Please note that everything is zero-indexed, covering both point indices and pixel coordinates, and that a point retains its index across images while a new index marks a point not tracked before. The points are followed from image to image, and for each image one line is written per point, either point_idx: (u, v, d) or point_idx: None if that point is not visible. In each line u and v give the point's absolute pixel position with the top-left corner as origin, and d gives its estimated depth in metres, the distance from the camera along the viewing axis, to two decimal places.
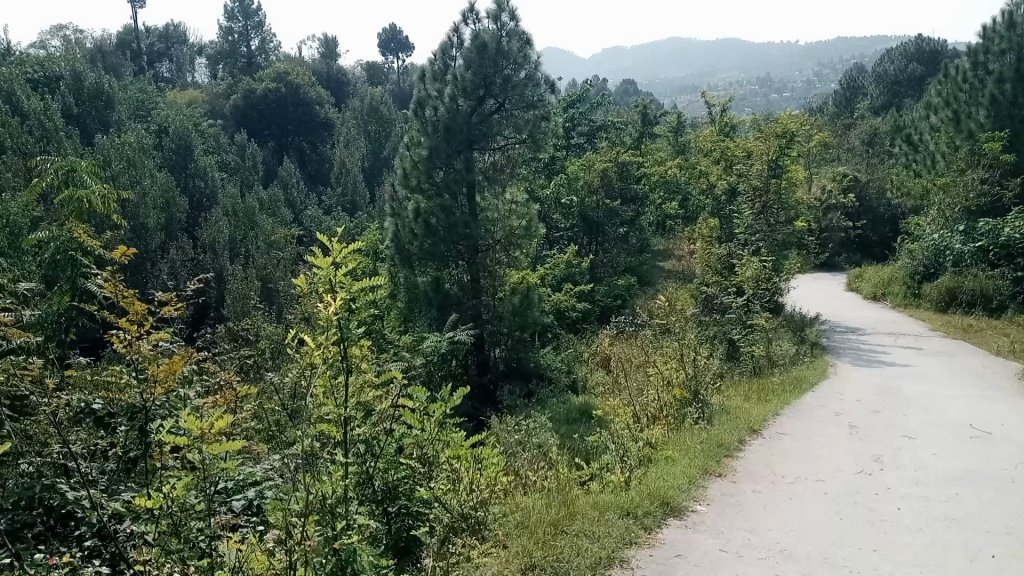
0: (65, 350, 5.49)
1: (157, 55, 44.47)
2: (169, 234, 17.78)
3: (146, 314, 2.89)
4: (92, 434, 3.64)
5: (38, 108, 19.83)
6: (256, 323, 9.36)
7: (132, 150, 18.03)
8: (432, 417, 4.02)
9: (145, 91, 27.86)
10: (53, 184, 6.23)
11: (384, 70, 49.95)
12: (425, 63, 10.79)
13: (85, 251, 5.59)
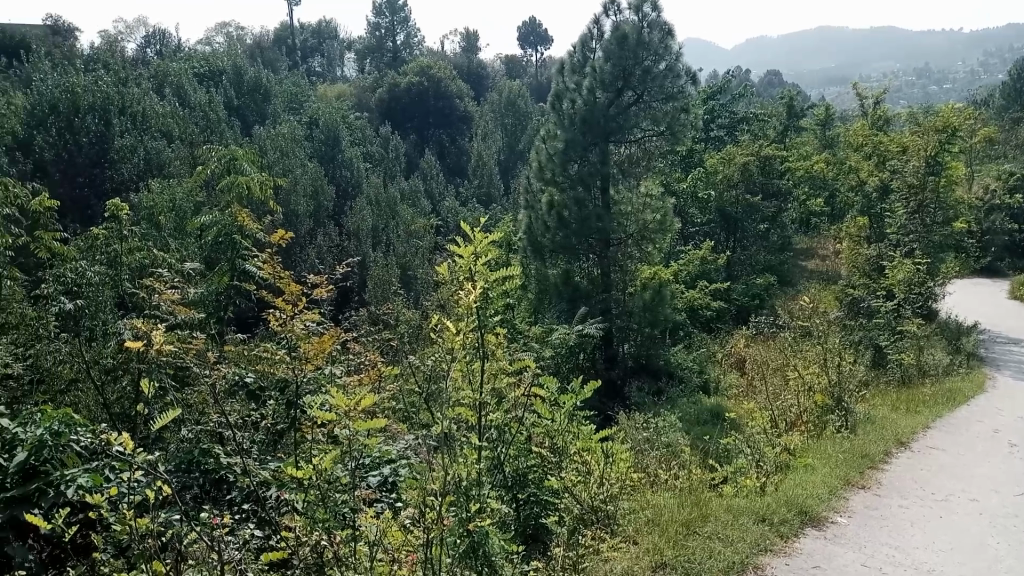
0: (223, 326, 5.90)
1: (310, 50, 46.78)
2: (317, 221, 18.71)
3: (299, 295, 3.08)
4: (245, 405, 3.89)
5: (203, 101, 21.29)
6: (393, 308, 9.73)
7: (285, 141, 19.08)
8: (563, 408, 4.04)
9: (299, 84, 29.36)
10: (217, 171, 6.69)
11: (523, 63, 50.38)
12: (564, 56, 10.79)
13: (243, 234, 6.00)
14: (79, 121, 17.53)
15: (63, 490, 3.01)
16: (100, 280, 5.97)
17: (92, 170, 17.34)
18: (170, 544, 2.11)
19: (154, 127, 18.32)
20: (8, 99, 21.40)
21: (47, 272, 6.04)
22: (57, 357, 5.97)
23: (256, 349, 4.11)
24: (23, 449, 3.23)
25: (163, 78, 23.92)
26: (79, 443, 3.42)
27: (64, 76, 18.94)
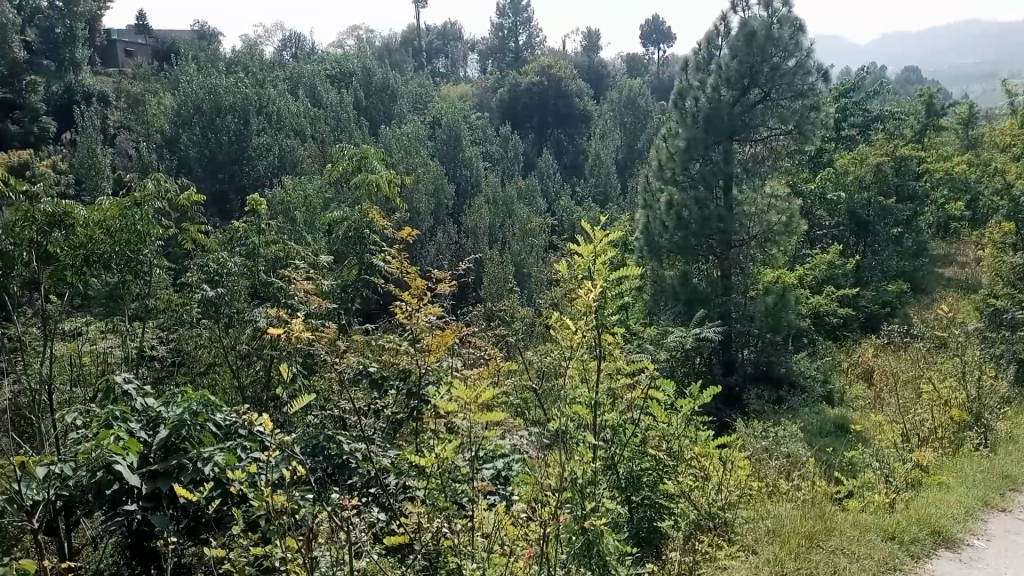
0: (350, 318, 6.15)
1: (434, 51, 47.91)
2: (437, 218, 19.16)
3: (424, 289, 3.17)
4: (369, 394, 4.05)
5: (333, 101, 22.18)
6: (509, 305, 9.87)
7: (408, 140, 19.64)
8: (680, 413, 3.98)
9: (424, 84, 30.12)
10: (349, 169, 6.99)
11: (644, 61, 49.69)
12: (689, 53, 10.69)
13: (371, 230, 6.25)
14: (220, 120, 18.64)
15: (200, 467, 3.22)
16: (238, 269, 6.36)
17: (230, 166, 18.36)
18: (299, 524, 2.22)
19: (287, 126, 19.24)
20: (159, 100, 23.01)
21: (192, 262, 6.48)
22: (198, 342, 6.40)
23: (379, 341, 4.27)
24: (165, 426, 3.47)
25: (297, 78, 25.08)
26: (215, 423, 3.64)
27: (209, 79, 20.18)
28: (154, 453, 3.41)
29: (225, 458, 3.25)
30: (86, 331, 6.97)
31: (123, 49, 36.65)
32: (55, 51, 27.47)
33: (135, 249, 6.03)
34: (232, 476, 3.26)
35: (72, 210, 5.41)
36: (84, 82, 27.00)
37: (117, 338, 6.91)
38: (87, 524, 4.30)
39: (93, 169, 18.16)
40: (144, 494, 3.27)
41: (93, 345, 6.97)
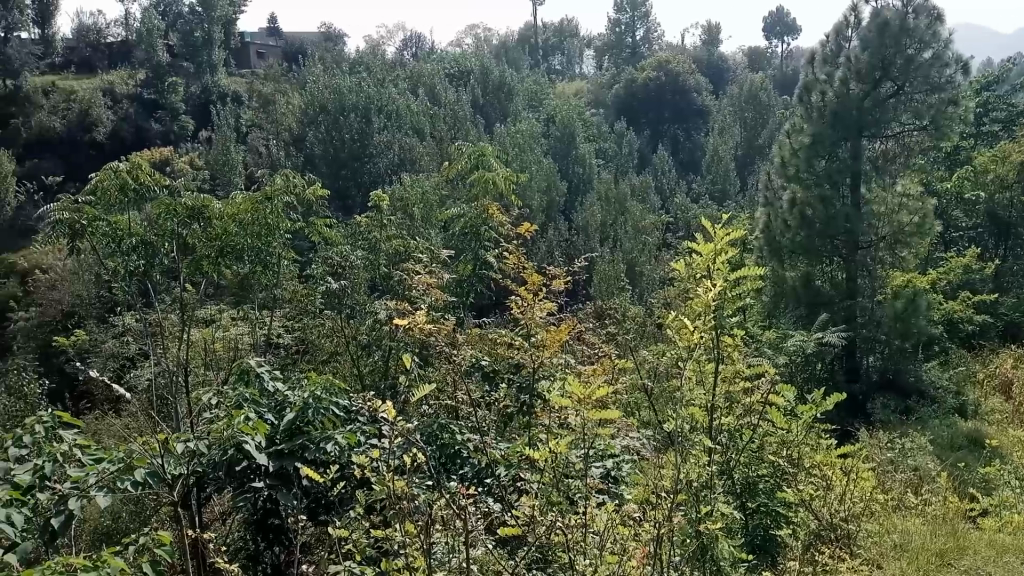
0: (465, 312, 6.27)
1: (551, 49, 47.98)
2: (549, 215, 19.17)
3: (541, 284, 3.18)
4: (481, 388, 4.11)
5: (452, 100, 22.62)
6: (622, 305, 9.77)
7: (523, 138, 19.74)
8: (800, 419, 3.80)
9: (540, 81, 30.11)
10: (466, 166, 7.09)
11: (767, 55, 48.09)
12: (816, 45, 10.29)
13: (487, 227, 6.29)
14: (343, 119, 19.20)
15: (322, 448, 3.36)
16: (360, 263, 6.60)
17: (352, 163, 18.72)
18: (414, 510, 2.28)
19: (407, 124, 19.73)
20: (288, 101, 24.10)
21: (318, 255, 6.76)
22: (321, 331, 6.66)
23: (495, 336, 4.34)
24: (292, 409, 3.66)
25: (417, 78, 25.67)
26: (336, 408, 3.80)
27: (335, 79, 20.98)
28: (280, 434, 3.59)
29: (344, 441, 3.38)
30: (221, 318, 7.40)
31: (256, 51, 38.56)
32: (195, 55, 29.21)
33: (265, 242, 6.36)
34: (351, 460, 3.39)
35: (208, 203, 6.00)
36: (221, 83, 28.58)
37: (248, 326, 7.27)
38: (220, 499, 4.56)
39: (227, 165, 19.23)
40: (270, 472, 3.44)
41: (227, 332, 7.38)
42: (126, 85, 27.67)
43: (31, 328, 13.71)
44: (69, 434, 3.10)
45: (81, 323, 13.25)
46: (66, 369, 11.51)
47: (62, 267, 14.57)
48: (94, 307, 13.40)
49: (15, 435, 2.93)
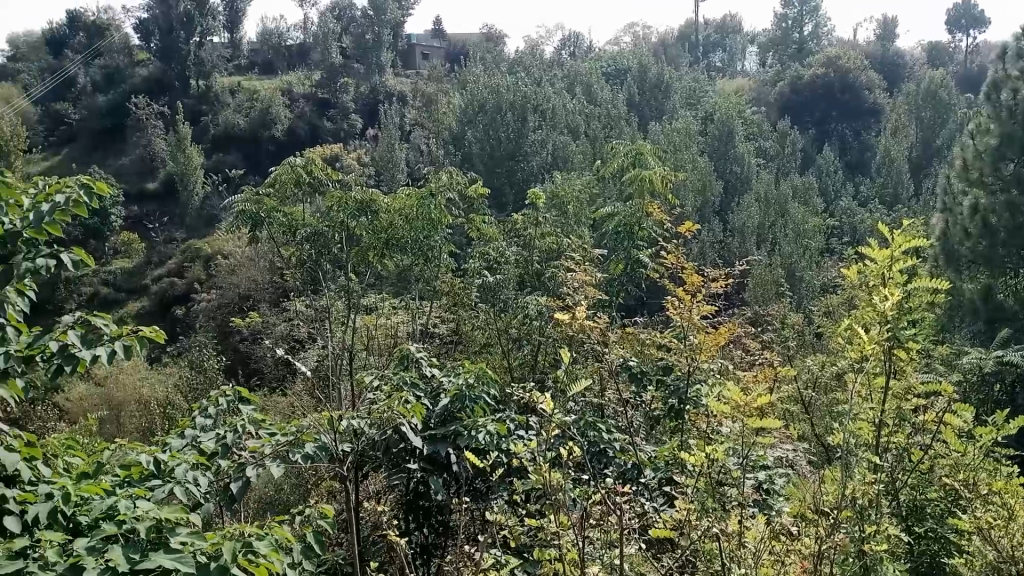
0: (616, 311, 6.28)
1: (712, 45, 46.88)
2: (703, 216, 18.74)
3: (701, 285, 3.11)
4: (631, 387, 4.07)
5: (608, 99, 22.61)
6: (778, 311, 9.42)
7: (680, 137, 19.49)
8: (979, 442, 3.50)
9: (699, 79, 29.42)
10: (625, 164, 7.01)
11: (950, 50, 44.71)
12: (1008, 40, 9.75)
13: (644, 226, 6.25)
14: (501, 118, 19.64)
15: (473, 437, 3.45)
16: (515, 258, 6.73)
17: (507, 162, 18.97)
18: (566, 504, 2.30)
19: (563, 123, 19.79)
20: (450, 100, 24.94)
21: (475, 250, 6.93)
22: (473, 323, 6.84)
23: (650, 337, 4.29)
24: (447, 395, 3.80)
25: (575, 76, 25.80)
26: (489, 397, 3.90)
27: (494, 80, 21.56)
28: (434, 419, 3.74)
29: (496, 431, 3.46)
30: (382, 306, 7.77)
31: (421, 53, 40.16)
32: (366, 56, 30.77)
33: (426, 234, 6.54)
34: (503, 450, 3.45)
35: (376, 197, 6.36)
36: (388, 84, 29.99)
37: (407, 315, 7.60)
38: (376, 478, 4.78)
39: (390, 162, 20.17)
40: (425, 455, 3.58)
41: (386, 320, 7.73)
42: (303, 85, 29.56)
43: (212, 308, 14.97)
44: (247, 407, 3.36)
45: (257, 306, 14.35)
46: (244, 348, 12.50)
47: (241, 253, 15.78)
48: (268, 292, 14.48)
49: (199, 406, 3.36)
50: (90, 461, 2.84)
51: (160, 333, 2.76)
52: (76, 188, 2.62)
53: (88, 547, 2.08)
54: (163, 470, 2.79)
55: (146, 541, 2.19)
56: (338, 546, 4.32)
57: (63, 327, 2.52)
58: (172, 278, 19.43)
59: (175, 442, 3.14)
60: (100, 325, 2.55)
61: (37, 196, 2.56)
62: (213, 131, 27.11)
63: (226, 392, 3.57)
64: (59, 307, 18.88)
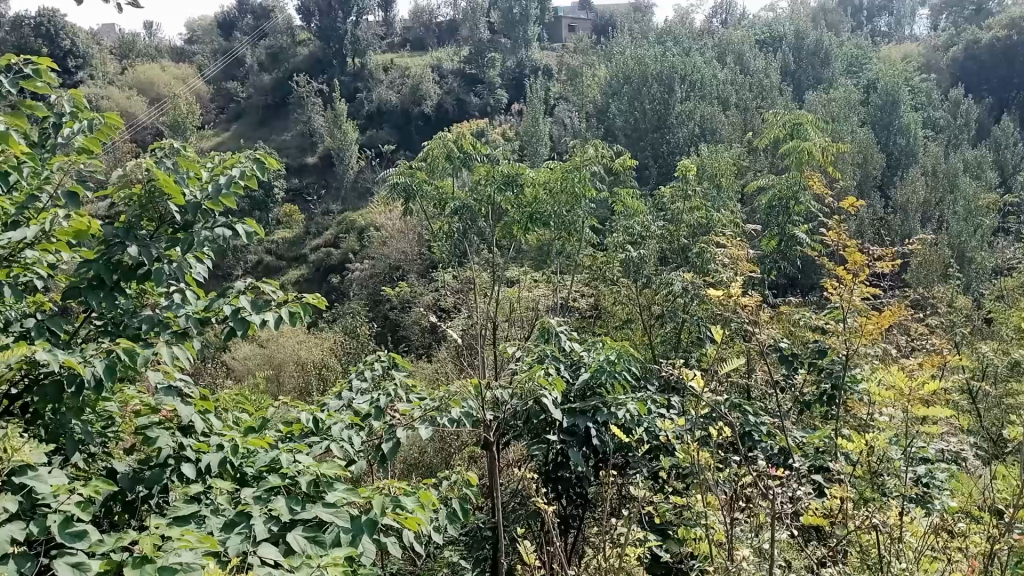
0: (767, 289, 6.10)
1: (877, 8, 43.83)
2: (861, 192, 17.66)
3: (863, 266, 2.93)
4: (779, 369, 3.93)
5: (761, 67, 21.65)
6: (945, 295, 8.78)
7: (838, 108, 18.50)
8: None
9: (861, 45, 27.61)
10: (781, 135, 6.67)
11: None
12: None
13: (800, 201, 6.02)
14: (647, 90, 19.27)
15: (614, 413, 3.44)
16: (659, 233, 6.66)
17: (652, 134, 18.37)
18: (712, 484, 2.26)
19: (712, 94, 18.96)
20: (595, 72, 24.74)
21: (618, 225, 6.89)
22: (615, 298, 6.88)
23: (803, 320, 4.14)
24: (588, 370, 3.81)
25: (726, 45, 24.95)
26: (630, 374, 3.88)
27: (642, 51, 21.10)
28: (574, 394, 3.77)
29: (636, 408, 3.44)
30: (524, 279, 7.87)
31: (567, 25, 40.07)
32: (513, 30, 31.09)
33: (570, 208, 6.60)
34: (646, 428, 3.43)
35: (523, 170, 6.46)
36: (534, 57, 30.16)
37: (549, 289, 7.66)
38: (516, 446, 4.87)
39: (534, 136, 20.31)
40: (565, 428, 3.62)
41: (528, 293, 7.83)
42: (453, 61, 30.22)
43: (365, 277, 15.65)
44: (398, 374, 3.51)
45: (405, 276, 14.89)
46: (393, 316, 13.02)
47: (392, 225, 16.43)
48: (416, 263, 15.00)
49: (354, 371, 3.54)
50: (256, 416, 3.07)
51: (322, 299, 2.92)
52: (248, 161, 2.81)
53: (255, 496, 2.26)
54: (320, 428, 2.96)
55: (308, 494, 2.35)
56: (478, 511, 4.44)
57: (236, 292, 2.73)
58: (328, 248, 20.46)
59: (332, 403, 3.32)
60: (268, 292, 2.74)
61: (214, 169, 2.77)
62: (367, 108, 28.20)
63: (378, 358, 3.73)
64: (228, 274, 20.31)
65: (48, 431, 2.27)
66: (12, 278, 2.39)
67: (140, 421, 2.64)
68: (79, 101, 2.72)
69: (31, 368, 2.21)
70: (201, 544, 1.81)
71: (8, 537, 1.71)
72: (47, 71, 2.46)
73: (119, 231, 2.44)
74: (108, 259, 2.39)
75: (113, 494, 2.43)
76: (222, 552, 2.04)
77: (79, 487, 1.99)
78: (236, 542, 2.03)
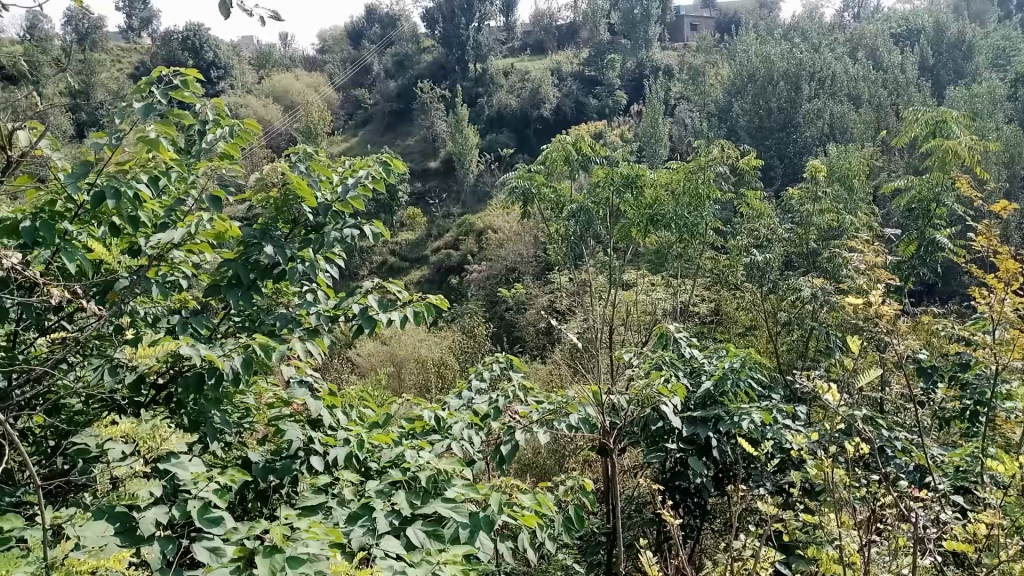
0: (904, 296, 5.80)
1: None
2: (1009, 193, 16.40)
3: (1017, 276, 2.69)
4: (916, 383, 3.70)
5: (896, 63, 20.55)
6: None
7: (983, 104, 17.29)
8: None
9: (1010, 35, 25.76)
10: (923, 134, 6.28)
11: None
12: None
13: (943, 203, 5.65)
14: (773, 87, 18.63)
15: (737, 422, 3.34)
16: (786, 237, 6.42)
17: (778, 134, 17.64)
18: (847, 502, 2.15)
19: (844, 92, 18.05)
20: (718, 71, 24.19)
21: (741, 227, 6.69)
22: (739, 304, 6.79)
23: (943, 331, 3.90)
24: (710, 377, 3.71)
25: (858, 40, 23.84)
26: (754, 382, 3.76)
27: (768, 48, 20.33)
28: (695, 401, 3.68)
29: (761, 418, 3.32)
30: (641, 282, 7.77)
31: (690, 23, 39.41)
32: (633, 31, 30.85)
33: (694, 211, 6.52)
34: (772, 439, 3.31)
35: (643, 173, 6.24)
36: (654, 57, 29.81)
37: (668, 293, 7.53)
38: (632, 452, 4.81)
39: (654, 136, 20.03)
40: (686, 437, 3.54)
41: (646, 296, 7.72)
42: (572, 64, 30.26)
43: (483, 279, 15.87)
44: (517, 376, 3.52)
45: (521, 278, 14.99)
46: (509, 317, 13.14)
47: (510, 227, 16.59)
48: (532, 264, 15.10)
49: (474, 371, 3.59)
50: (379, 411, 3.15)
51: (444, 300, 2.97)
52: (377, 165, 2.90)
53: (378, 490, 2.32)
54: (441, 427, 3.01)
55: (428, 491, 2.38)
56: (594, 516, 4.41)
57: (363, 291, 2.81)
58: (448, 249, 20.84)
59: (452, 402, 3.38)
60: (393, 293, 2.80)
61: (345, 173, 2.87)
62: (487, 112, 28.62)
63: (496, 360, 3.76)
64: (354, 274, 21.06)
65: (189, 420, 2.40)
66: (160, 276, 2.54)
67: (274, 414, 2.77)
68: (221, 108, 2.86)
69: (176, 361, 2.34)
70: (328, 536, 1.87)
71: (153, 520, 1.81)
72: (195, 81, 2.61)
73: (256, 232, 2.57)
74: (247, 260, 2.52)
75: (247, 482, 2.55)
76: (346, 544, 2.10)
77: (217, 476, 2.09)
78: (360, 535, 2.09)
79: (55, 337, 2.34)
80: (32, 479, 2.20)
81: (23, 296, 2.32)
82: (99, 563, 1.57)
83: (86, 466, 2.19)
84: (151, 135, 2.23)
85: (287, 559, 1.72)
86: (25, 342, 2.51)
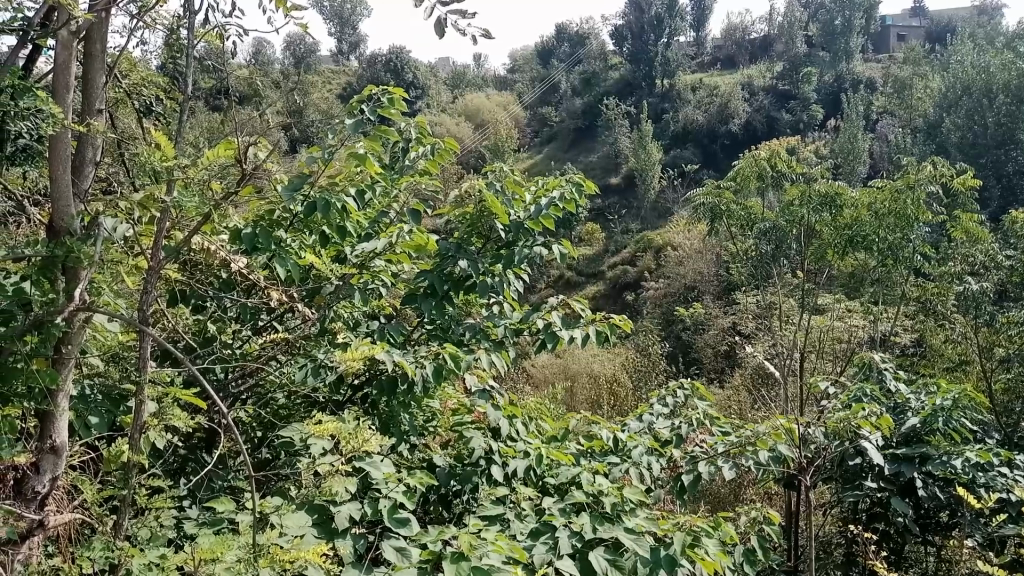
0: None
1: None
2: None
3: None
4: None
5: None
6: None
7: None
8: None
9: None
10: None
11: None
12: None
13: None
14: (989, 101, 16.97)
15: (947, 462, 3.07)
16: (1006, 265, 5.81)
17: (995, 150, 16.09)
18: None
19: None
20: (928, 84, 22.50)
21: (952, 253, 6.09)
22: (946, 337, 6.15)
23: None
24: (916, 415, 3.41)
25: None
26: (969, 423, 3.39)
27: (986, 57, 18.52)
28: (897, 440, 3.40)
29: (978, 459, 3.02)
30: (836, 308, 7.30)
31: (896, 33, 36.96)
32: (834, 43, 29.48)
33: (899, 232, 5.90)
34: (987, 485, 3.00)
35: (842, 191, 6.04)
36: (856, 71, 28.20)
37: (864, 320, 7.04)
38: (818, 488, 4.53)
39: (851, 153, 18.87)
40: (887, 476, 3.28)
41: (842, 323, 7.24)
42: (764, 79, 29.31)
43: (660, 298, 15.57)
44: (701, 402, 3.41)
45: (700, 297, 14.52)
46: (685, 338, 12.76)
47: (690, 245, 16.23)
48: (713, 283, 14.61)
49: (659, 394, 3.50)
50: (559, 427, 3.14)
51: (630, 322, 2.93)
52: (570, 184, 2.90)
53: (560, 508, 2.32)
54: (621, 448, 2.97)
55: (605, 512, 2.36)
56: (776, 552, 4.17)
57: (548, 307, 2.83)
58: (625, 265, 20.59)
59: (632, 424, 3.30)
60: (579, 312, 2.80)
61: (538, 191, 2.90)
62: (673, 128, 27.97)
63: (680, 385, 3.65)
64: (533, 287, 21.28)
65: (382, 422, 2.51)
66: (361, 284, 2.66)
67: (456, 420, 2.84)
68: (424, 126, 2.98)
69: (374, 365, 2.46)
70: (509, 548, 1.87)
71: (347, 515, 1.90)
72: (401, 98, 2.75)
73: (452, 246, 2.66)
74: (442, 271, 2.62)
75: (431, 487, 2.63)
76: (527, 558, 2.11)
77: (405, 477, 2.16)
78: (541, 551, 2.08)
79: (269, 336, 2.54)
80: (242, 466, 2.38)
81: (243, 296, 2.52)
82: (300, 554, 1.67)
83: (288, 459, 2.34)
84: (361, 150, 2.35)
85: (471, 567, 1.73)
86: (242, 339, 2.73)
